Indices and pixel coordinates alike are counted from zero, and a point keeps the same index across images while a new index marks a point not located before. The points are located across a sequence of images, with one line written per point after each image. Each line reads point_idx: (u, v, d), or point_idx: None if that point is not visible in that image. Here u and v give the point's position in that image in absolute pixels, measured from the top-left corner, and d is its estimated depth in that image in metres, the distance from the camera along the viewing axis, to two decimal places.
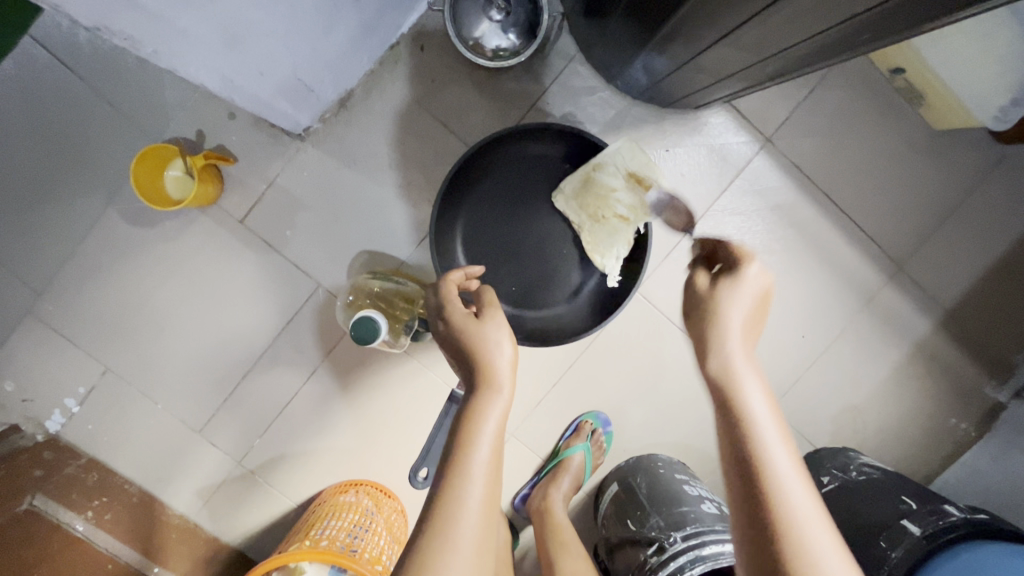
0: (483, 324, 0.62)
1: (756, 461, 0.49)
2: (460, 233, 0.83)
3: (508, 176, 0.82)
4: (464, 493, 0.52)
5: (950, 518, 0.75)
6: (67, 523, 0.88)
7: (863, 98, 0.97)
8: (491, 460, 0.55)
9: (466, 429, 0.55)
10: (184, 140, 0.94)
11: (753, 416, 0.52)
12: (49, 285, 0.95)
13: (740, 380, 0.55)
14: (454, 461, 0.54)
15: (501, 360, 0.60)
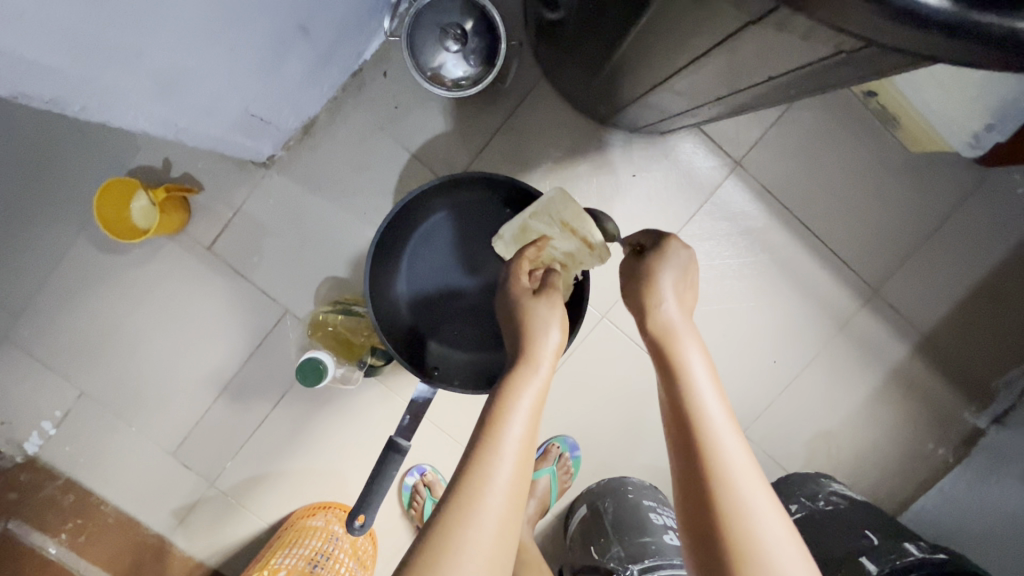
0: (540, 302, 0.58)
1: (700, 434, 0.48)
2: (403, 274, 0.83)
3: (453, 216, 0.83)
4: (493, 481, 0.46)
5: (907, 558, 0.74)
6: (40, 546, 0.97)
7: (837, 119, 0.95)
8: (524, 442, 0.48)
9: (497, 410, 0.49)
10: (152, 169, 0.95)
11: (731, 478, 0.46)
12: (26, 311, 0.97)
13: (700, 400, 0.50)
14: (484, 437, 0.48)
15: (550, 343, 0.54)
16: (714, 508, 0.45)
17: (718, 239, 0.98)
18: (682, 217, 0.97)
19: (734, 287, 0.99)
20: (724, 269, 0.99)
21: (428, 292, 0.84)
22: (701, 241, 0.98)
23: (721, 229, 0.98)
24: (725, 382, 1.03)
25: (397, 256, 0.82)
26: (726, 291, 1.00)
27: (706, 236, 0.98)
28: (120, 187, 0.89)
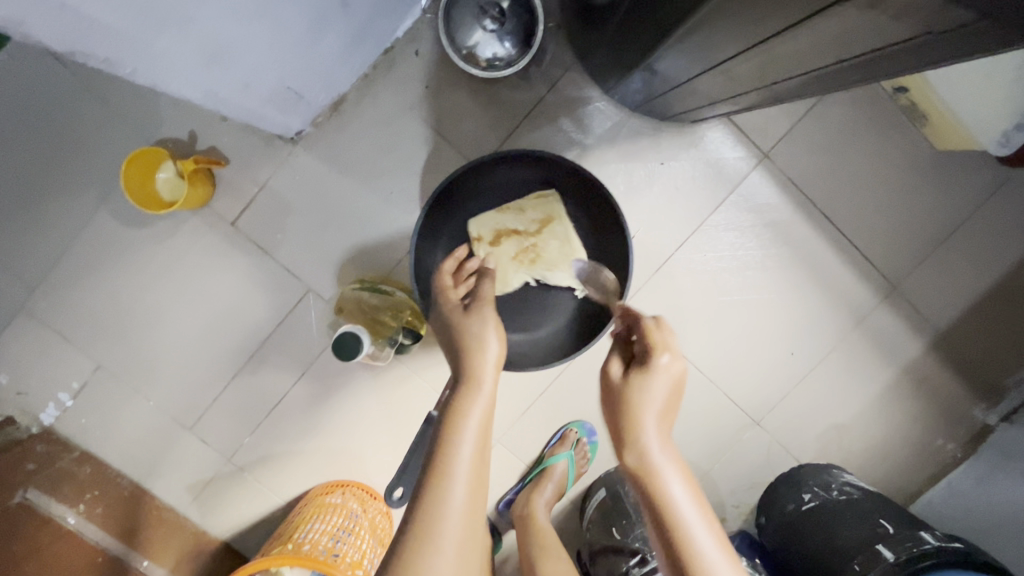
0: (475, 321, 0.62)
1: (681, 549, 0.48)
2: (443, 250, 0.84)
3: (497, 196, 0.83)
4: (449, 510, 0.50)
5: (925, 545, 0.76)
6: (58, 516, 0.90)
7: (865, 115, 0.95)
8: (475, 459, 0.52)
9: (446, 437, 0.52)
10: (177, 140, 0.93)
11: None
12: (43, 280, 0.96)
13: (679, 517, 0.49)
14: (436, 460, 0.52)
15: (494, 371, 0.57)
16: None
17: (742, 231, 0.99)
18: (707, 207, 0.98)
19: (756, 279, 1.00)
20: (748, 260, 1.00)
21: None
22: (726, 231, 0.99)
23: (746, 221, 0.98)
24: (743, 374, 1.04)
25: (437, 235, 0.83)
26: (748, 282, 1.00)
27: (731, 228, 0.99)
28: (149, 155, 0.88)
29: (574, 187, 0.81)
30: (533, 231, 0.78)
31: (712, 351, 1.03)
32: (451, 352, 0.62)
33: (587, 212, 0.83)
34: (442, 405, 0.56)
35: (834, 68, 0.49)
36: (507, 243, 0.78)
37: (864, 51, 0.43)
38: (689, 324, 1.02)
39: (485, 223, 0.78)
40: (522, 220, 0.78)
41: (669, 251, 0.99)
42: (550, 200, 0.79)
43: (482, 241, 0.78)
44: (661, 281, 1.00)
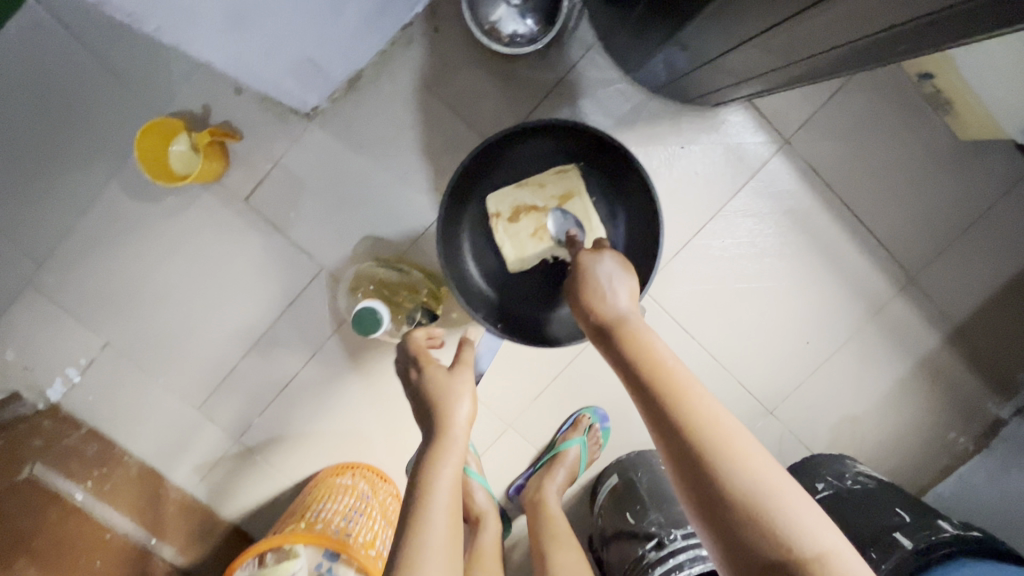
0: (450, 380, 0.66)
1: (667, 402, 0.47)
2: (468, 225, 0.83)
3: (521, 167, 0.82)
4: (427, 547, 0.53)
5: (944, 533, 0.75)
6: (65, 492, 0.87)
7: (888, 102, 0.94)
8: (450, 512, 0.57)
9: (421, 493, 0.57)
10: (190, 114, 0.92)
11: (702, 423, 0.45)
12: (51, 255, 0.94)
13: (658, 374, 0.49)
14: (415, 511, 0.56)
15: (461, 419, 0.63)
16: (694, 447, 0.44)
17: (761, 217, 0.98)
18: (725, 192, 0.97)
19: (773, 265, 0.99)
20: (766, 246, 0.99)
21: (488, 255, 0.84)
22: (744, 217, 0.98)
23: (764, 207, 0.97)
24: (757, 362, 1.03)
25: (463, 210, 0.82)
26: (765, 269, 0.99)
27: (750, 214, 0.98)
28: (166, 126, 0.87)
29: (604, 161, 0.79)
30: (552, 208, 0.79)
31: (727, 339, 1.02)
32: (422, 412, 0.66)
33: (620, 188, 0.81)
34: (415, 462, 0.60)
35: (887, 34, 0.47)
36: (525, 219, 0.79)
37: (910, 16, 0.43)
38: (706, 311, 1.01)
39: (504, 202, 0.79)
40: (540, 196, 0.79)
41: (688, 235, 0.99)
42: (567, 178, 0.79)
43: (501, 219, 0.79)
44: (680, 266, 0.99)
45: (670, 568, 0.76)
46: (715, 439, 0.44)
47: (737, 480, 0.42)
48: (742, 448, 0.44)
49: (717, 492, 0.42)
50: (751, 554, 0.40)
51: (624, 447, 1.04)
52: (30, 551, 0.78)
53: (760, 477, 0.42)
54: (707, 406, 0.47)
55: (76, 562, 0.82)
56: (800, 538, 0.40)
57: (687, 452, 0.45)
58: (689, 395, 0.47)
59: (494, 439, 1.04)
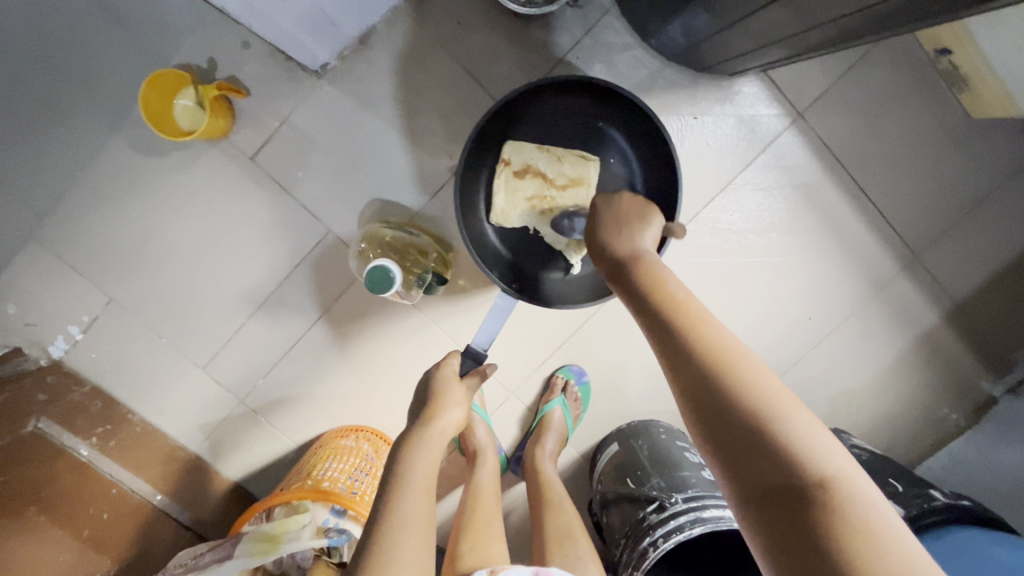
0: (453, 387, 0.68)
1: (712, 364, 0.46)
2: (486, 177, 0.85)
3: (540, 125, 0.83)
4: (402, 518, 0.53)
5: (934, 502, 0.78)
6: (70, 448, 0.88)
7: (905, 77, 0.93)
8: (421, 516, 0.54)
9: (394, 485, 0.56)
10: (196, 67, 0.90)
11: (751, 380, 0.45)
12: (54, 209, 0.92)
13: (703, 333, 0.48)
14: (387, 496, 0.55)
15: (447, 420, 0.63)
16: (744, 404, 0.44)
17: (771, 190, 0.98)
18: (736, 165, 0.96)
19: (780, 240, 1.00)
20: (775, 220, 0.99)
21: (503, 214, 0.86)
22: (754, 191, 0.98)
23: (774, 180, 0.97)
24: (760, 335, 1.05)
25: (484, 162, 0.84)
26: (772, 243, 1.00)
27: (760, 186, 0.97)
28: (169, 77, 0.85)
29: (628, 120, 0.81)
30: (558, 184, 0.78)
31: (730, 312, 1.03)
32: (417, 409, 0.67)
33: (642, 150, 0.83)
34: (394, 448, 0.61)
35: None
36: (530, 180, 0.79)
37: None
38: (714, 281, 1.01)
39: (520, 155, 0.79)
40: (553, 168, 0.78)
41: (701, 204, 0.98)
42: (585, 163, 0.78)
43: (509, 167, 0.79)
44: (690, 236, 0.99)
45: (672, 528, 0.78)
46: (763, 397, 0.44)
47: (784, 433, 0.42)
48: (789, 405, 0.44)
49: (728, 410, 0.44)
50: (757, 469, 0.42)
51: (625, 416, 1.06)
52: (42, 500, 0.81)
53: (774, 401, 0.43)
54: (720, 332, 0.49)
55: (84, 512, 0.86)
56: (809, 464, 0.41)
57: (729, 408, 0.44)
58: (739, 358, 0.46)
59: (498, 406, 1.05)
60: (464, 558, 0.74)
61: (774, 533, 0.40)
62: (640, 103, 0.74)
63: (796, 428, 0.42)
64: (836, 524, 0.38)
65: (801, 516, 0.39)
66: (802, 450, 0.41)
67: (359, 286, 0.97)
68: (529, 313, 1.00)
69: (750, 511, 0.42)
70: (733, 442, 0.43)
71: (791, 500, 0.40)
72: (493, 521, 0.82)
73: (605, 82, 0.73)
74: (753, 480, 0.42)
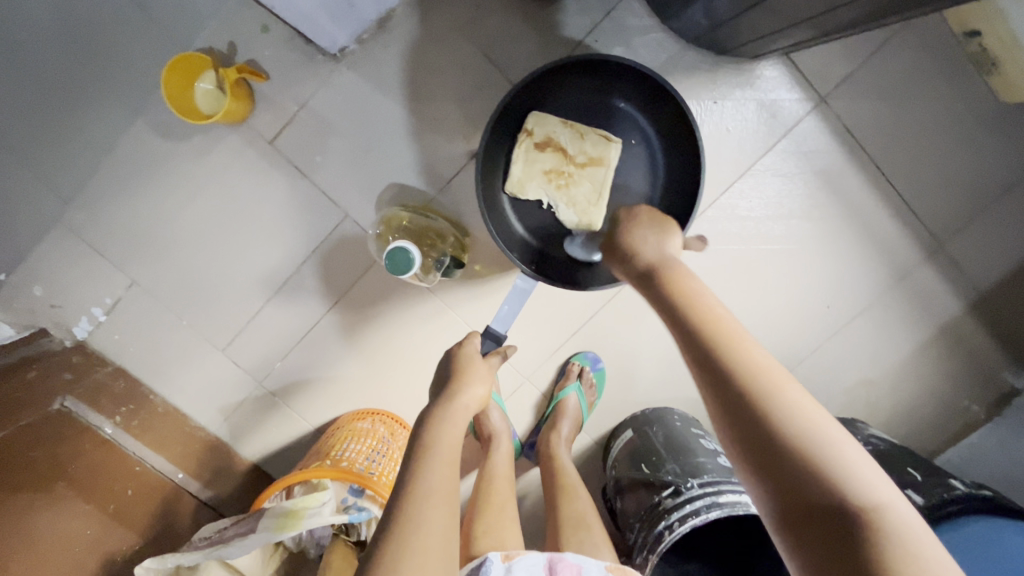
0: (475, 364, 0.68)
1: (742, 379, 0.47)
2: (507, 159, 0.84)
3: (559, 108, 0.83)
4: (427, 486, 0.53)
5: (954, 491, 0.77)
6: (95, 426, 0.91)
7: (932, 61, 0.91)
8: (446, 486, 0.54)
9: (419, 454, 0.56)
10: (217, 52, 0.91)
11: (781, 396, 0.46)
12: (78, 193, 0.94)
13: (732, 347, 0.49)
14: (413, 463, 0.56)
15: (471, 396, 0.64)
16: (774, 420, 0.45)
17: (791, 177, 0.96)
18: (757, 151, 0.95)
19: (800, 227, 0.99)
20: (795, 206, 0.98)
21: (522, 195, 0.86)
22: (774, 177, 0.96)
23: (795, 166, 0.96)
24: (778, 323, 1.04)
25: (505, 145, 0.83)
26: (791, 231, 0.99)
27: (780, 173, 0.96)
28: (192, 60, 0.86)
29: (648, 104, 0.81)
30: (578, 163, 0.80)
31: (747, 300, 1.02)
32: (441, 383, 0.68)
33: (663, 133, 0.82)
34: (418, 420, 0.61)
35: None
36: (550, 154, 0.79)
37: None
38: (732, 268, 1.01)
39: (544, 126, 0.79)
40: (574, 144, 0.79)
41: (720, 190, 0.97)
42: (606, 143, 0.80)
43: (531, 138, 0.79)
44: (708, 223, 0.98)
45: (687, 513, 0.77)
46: (794, 414, 0.45)
47: (817, 452, 0.43)
48: (818, 422, 0.45)
49: (773, 440, 0.44)
50: (801, 494, 0.42)
51: (638, 403, 1.06)
52: (69, 476, 0.82)
53: (813, 426, 0.44)
54: (758, 358, 0.49)
55: (108, 489, 0.87)
56: (856, 495, 0.41)
57: (760, 427, 0.45)
58: (770, 373, 0.47)
59: (513, 391, 1.05)
60: (480, 539, 0.76)
61: (823, 567, 0.40)
62: (664, 85, 0.73)
63: (827, 447, 0.43)
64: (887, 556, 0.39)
65: (845, 549, 0.39)
66: (833, 466, 0.42)
67: (376, 271, 0.98)
68: (545, 299, 0.99)
69: (787, 527, 0.43)
70: (772, 466, 0.44)
71: (840, 529, 0.40)
72: (507, 504, 0.83)
73: (628, 63, 0.72)
74: (799, 506, 0.42)
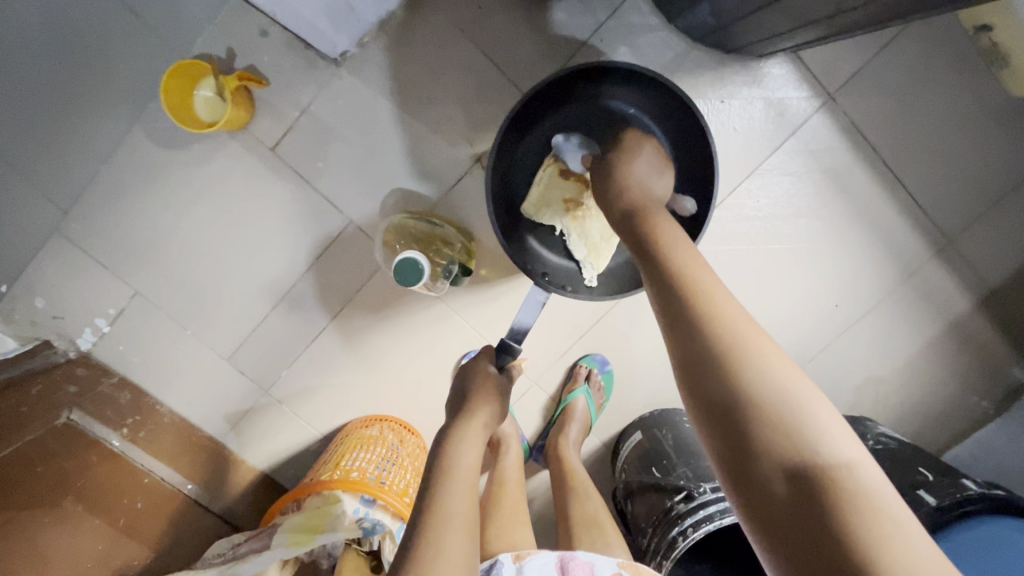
0: (492, 380, 0.67)
1: (717, 337, 0.45)
2: (513, 165, 0.83)
3: (563, 114, 0.82)
4: (446, 512, 0.53)
5: (967, 491, 0.76)
6: (103, 438, 0.90)
7: (941, 56, 0.89)
8: (466, 511, 0.54)
9: (439, 476, 0.56)
10: (215, 58, 0.89)
11: (760, 358, 0.43)
12: (78, 204, 0.92)
13: (714, 306, 0.47)
14: (433, 485, 0.55)
15: (488, 412, 0.63)
16: (745, 382, 0.42)
17: (799, 175, 0.95)
18: (763, 151, 0.94)
19: (808, 226, 0.98)
20: (803, 206, 0.97)
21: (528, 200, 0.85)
22: (782, 175, 0.95)
23: (803, 165, 0.95)
24: (785, 323, 1.03)
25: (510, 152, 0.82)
26: (799, 230, 0.98)
27: (788, 172, 0.95)
28: (188, 71, 0.85)
29: (655, 105, 0.80)
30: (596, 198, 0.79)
31: (755, 299, 1.02)
32: (457, 399, 0.67)
33: (671, 136, 0.81)
34: (437, 440, 0.60)
35: None
36: (571, 183, 0.80)
37: None
38: (739, 268, 1.00)
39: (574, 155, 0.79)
40: None
41: (727, 190, 0.96)
42: None
43: (555, 165, 0.80)
44: (715, 223, 0.98)
45: (700, 518, 0.77)
46: (773, 379, 0.42)
47: (790, 416, 0.41)
48: (796, 388, 0.42)
49: (735, 397, 0.42)
50: (761, 458, 0.40)
51: (646, 404, 1.06)
52: (76, 491, 0.82)
53: (788, 389, 0.42)
54: (730, 311, 0.47)
55: (117, 502, 0.87)
56: (819, 456, 0.39)
57: (728, 383, 0.43)
58: (752, 335, 0.45)
59: (521, 395, 1.05)
60: (491, 545, 0.76)
61: (767, 517, 0.40)
62: (674, 88, 0.72)
63: (807, 414, 0.41)
64: (846, 515, 0.37)
65: (809, 515, 0.38)
66: (807, 434, 0.40)
67: (381, 278, 0.97)
68: (552, 302, 0.98)
69: (752, 495, 0.40)
70: (738, 426, 0.42)
71: (800, 490, 0.39)
72: (520, 511, 0.83)
73: (636, 67, 0.71)
74: (756, 470, 0.40)
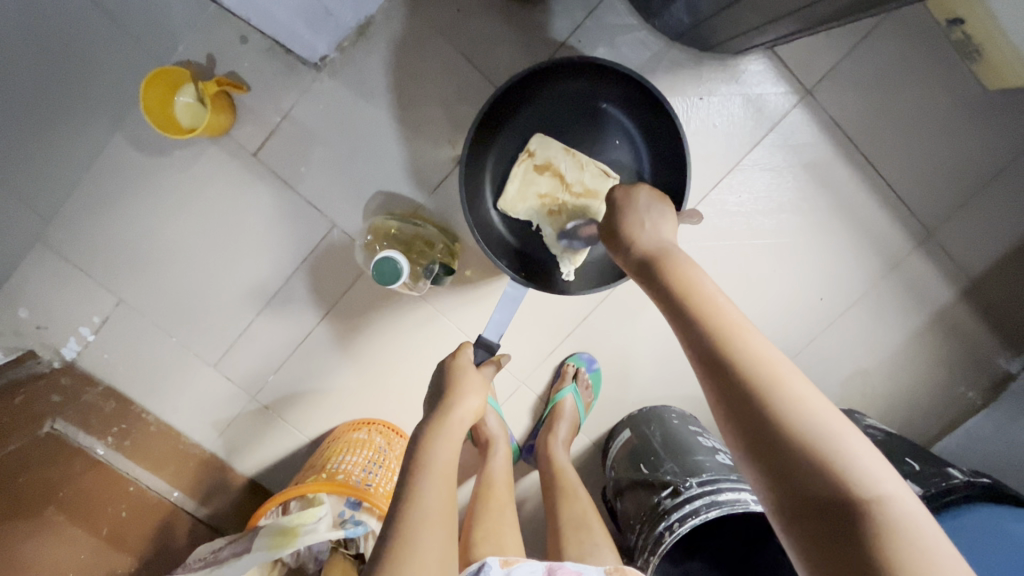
0: (469, 377, 0.67)
1: (744, 377, 0.45)
2: (490, 164, 0.84)
3: (541, 112, 0.82)
4: (422, 508, 0.52)
5: (952, 480, 0.76)
6: (87, 447, 0.91)
7: (916, 51, 0.91)
8: (441, 507, 0.54)
9: (414, 473, 0.55)
10: (195, 64, 0.89)
11: (787, 395, 0.43)
12: (59, 212, 0.92)
13: (737, 345, 0.46)
14: (408, 482, 0.55)
15: (466, 408, 0.63)
16: (777, 419, 0.42)
17: (779, 170, 0.96)
18: (743, 147, 0.95)
19: (790, 221, 0.98)
20: (784, 201, 0.98)
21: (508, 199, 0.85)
22: (763, 170, 0.96)
23: (783, 160, 0.96)
24: (770, 317, 1.04)
25: (487, 151, 0.83)
26: (781, 224, 0.99)
27: (768, 167, 0.96)
28: (170, 76, 0.85)
29: (631, 103, 0.80)
30: (571, 192, 0.79)
31: (740, 294, 1.02)
32: (434, 396, 0.67)
33: (648, 133, 0.81)
34: (413, 436, 0.60)
35: None
36: (545, 176, 0.80)
37: None
38: (723, 264, 1.00)
39: (548, 149, 0.79)
40: (572, 172, 0.79)
41: (708, 186, 0.97)
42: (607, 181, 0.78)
43: (531, 159, 0.80)
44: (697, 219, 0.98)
45: (686, 513, 0.77)
46: (804, 415, 0.42)
47: (826, 451, 0.41)
48: (828, 422, 0.42)
49: (773, 433, 0.42)
50: (802, 493, 0.41)
51: (635, 402, 1.06)
52: (59, 500, 0.82)
53: (819, 422, 0.42)
54: (758, 349, 0.46)
55: (101, 511, 0.87)
56: (856, 487, 0.40)
57: (759, 420, 0.43)
58: (775, 371, 0.45)
59: (508, 395, 1.05)
60: (477, 547, 0.75)
61: (817, 548, 0.40)
62: (649, 85, 0.73)
63: (844, 448, 0.41)
64: (884, 541, 0.38)
65: (854, 544, 0.38)
66: (844, 468, 0.40)
67: (366, 280, 0.97)
68: (537, 301, 0.99)
69: (797, 526, 0.41)
70: (774, 460, 0.42)
71: (840, 522, 0.39)
72: (507, 509, 0.83)
73: (610, 63, 0.71)
74: (798, 503, 0.41)
